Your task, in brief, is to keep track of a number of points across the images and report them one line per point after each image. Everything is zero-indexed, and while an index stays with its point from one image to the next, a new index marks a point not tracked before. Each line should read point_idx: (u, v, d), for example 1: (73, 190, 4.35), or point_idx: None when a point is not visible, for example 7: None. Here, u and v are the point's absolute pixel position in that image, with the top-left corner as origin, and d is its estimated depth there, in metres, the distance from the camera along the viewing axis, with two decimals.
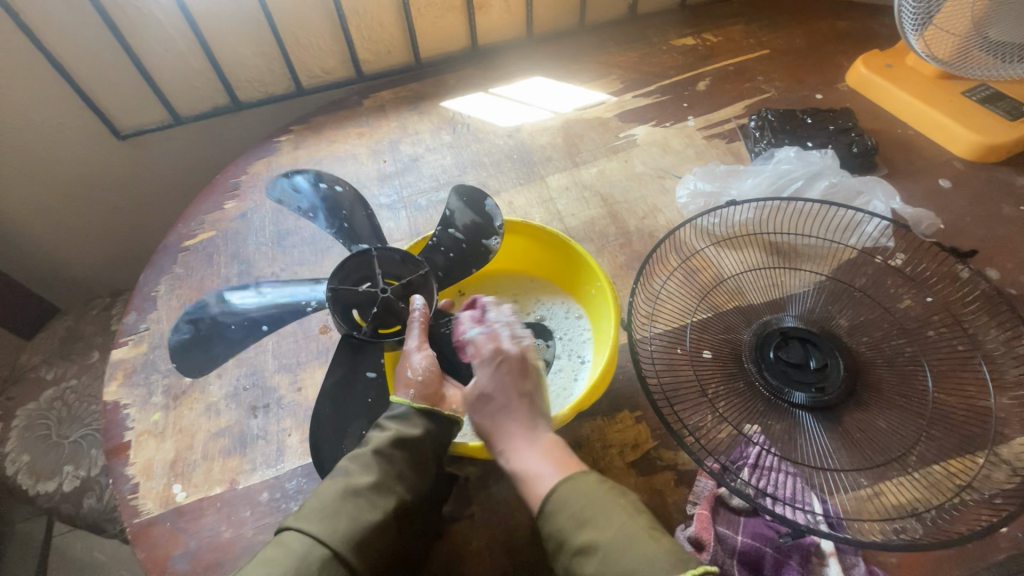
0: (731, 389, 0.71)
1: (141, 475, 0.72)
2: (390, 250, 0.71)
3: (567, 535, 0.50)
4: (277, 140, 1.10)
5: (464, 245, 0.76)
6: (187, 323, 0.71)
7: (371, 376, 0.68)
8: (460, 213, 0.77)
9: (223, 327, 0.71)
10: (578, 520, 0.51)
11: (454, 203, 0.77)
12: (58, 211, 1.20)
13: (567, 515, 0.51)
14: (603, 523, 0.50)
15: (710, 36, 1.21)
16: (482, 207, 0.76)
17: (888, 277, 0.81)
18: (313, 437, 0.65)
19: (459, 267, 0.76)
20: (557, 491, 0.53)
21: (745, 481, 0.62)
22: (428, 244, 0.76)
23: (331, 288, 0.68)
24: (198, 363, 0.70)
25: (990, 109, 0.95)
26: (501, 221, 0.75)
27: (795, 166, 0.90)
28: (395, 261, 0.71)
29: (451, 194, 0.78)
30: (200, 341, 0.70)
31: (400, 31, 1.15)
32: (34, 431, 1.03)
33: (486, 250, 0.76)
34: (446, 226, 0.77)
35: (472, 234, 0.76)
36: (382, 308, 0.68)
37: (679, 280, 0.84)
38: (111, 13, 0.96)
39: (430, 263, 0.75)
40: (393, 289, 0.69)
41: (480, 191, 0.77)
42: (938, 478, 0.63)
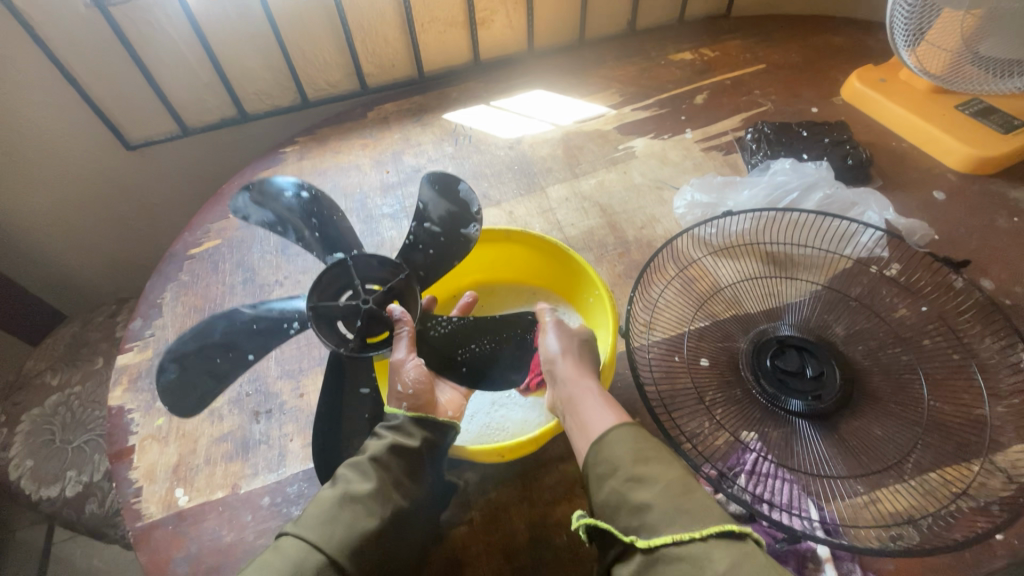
0: (729, 396, 0.71)
1: (144, 479, 0.72)
2: (365, 256, 0.73)
3: (620, 467, 0.52)
4: (283, 151, 1.13)
5: (442, 236, 0.77)
6: (171, 362, 0.71)
7: (365, 391, 0.69)
8: (434, 205, 0.78)
9: (210, 361, 0.72)
10: (637, 455, 0.53)
11: (427, 195, 0.78)
12: (67, 219, 1.22)
13: (626, 448, 0.53)
14: (661, 463, 0.52)
15: (707, 50, 1.24)
16: (456, 194, 0.77)
17: (883, 287, 0.82)
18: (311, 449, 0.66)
19: (438, 259, 0.77)
20: (622, 428, 0.55)
21: (743, 488, 0.63)
22: (407, 242, 0.78)
23: (313, 307, 0.70)
24: (190, 401, 0.71)
25: (983, 122, 0.96)
26: (477, 206, 0.76)
27: (790, 178, 0.91)
28: (374, 266, 0.74)
29: (422, 185, 0.78)
30: (189, 379, 0.71)
31: (405, 46, 1.18)
32: (38, 436, 1.04)
33: (465, 238, 0.76)
34: (422, 220, 0.78)
35: (449, 225, 0.77)
36: (364, 319, 0.70)
37: (677, 289, 0.85)
38: (123, 28, 0.98)
39: (410, 262, 0.77)
40: (375, 298, 0.71)
41: (451, 176, 0.78)
42: (934, 485, 0.64)
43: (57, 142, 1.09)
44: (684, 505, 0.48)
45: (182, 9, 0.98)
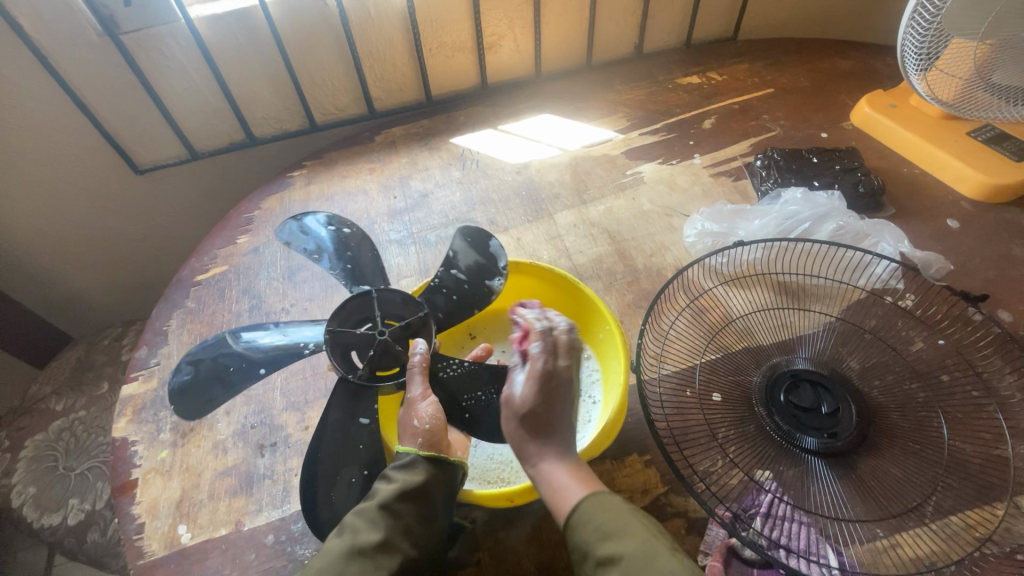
0: (741, 433, 0.70)
1: (147, 515, 0.71)
2: (392, 292, 0.72)
3: (589, 548, 0.51)
4: (290, 176, 1.13)
5: (466, 286, 0.76)
6: (188, 365, 0.71)
7: (364, 422, 0.67)
8: (464, 254, 0.77)
9: (222, 369, 0.71)
10: (602, 533, 0.51)
11: (457, 244, 0.78)
12: (75, 242, 1.22)
13: (590, 529, 0.51)
14: (625, 537, 0.50)
15: (715, 74, 1.24)
16: (487, 248, 0.77)
17: (898, 319, 0.81)
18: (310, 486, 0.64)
19: (460, 305, 0.75)
20: (586, 500, 0.52)
21: (758, 532, 0.61)
22: (432, 283, 0.75)
23: (330, 331, 0.69)
24: (199, 406, 0.69)
25: (996, 149, 0.95)
26: (504, 262, 0.76)
27: (802, 208, 0.90)
28: (397, 303, 0.72)
29: (456, 235, 0.78)
30: (202, 385, 0.70)
31: (413, 71, 1.18)
32: (41, 463, 1.03)
33: (489, 291, 0.76)
34: (450, 266, 0.76)
35: (474, 275, 0.76)
36: (379, 350, 0.68)
37: (687, 320, 0.84)
38: (135, 55, 0.99)
39: (431, 305, 0.74)
40: (393, 331, 0.70)
41: (484, 231, 0.78)
42: (956, 530, 0.62)
43: (66, 166, 1.10)
44: None
45: (192, 35, 0.99)
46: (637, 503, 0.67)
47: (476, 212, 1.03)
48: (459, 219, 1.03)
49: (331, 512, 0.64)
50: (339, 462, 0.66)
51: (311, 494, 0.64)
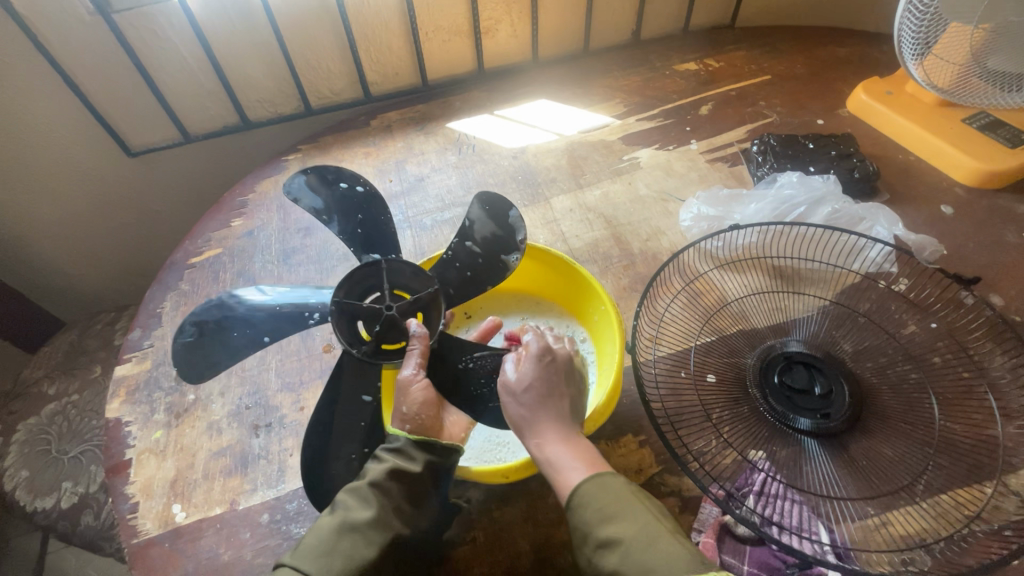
0: (736, 414, 0.70)
1: (141, 495, 0.71)
2: (400, 262, 0.71)
3: (589, 530, 0.52)
4: (285, 159, 1.12)
5: (481, 259, 0.75)
6: (191, 324, 0.70)
7: (367, 400, 0.67)
8: (480, 225, 0.75)
9: (226, 333, 0.71)
10: (602, 516, 0.52)
11: (475, 213, 0.75)
12: (67, 226, 1.21)
13: (592, 510, 0.53)
14: (625, 519, 0.51)
15: (712, 61, 1.24)
16: (505, 218, 0.74)
17: (892, 302, 0.81)
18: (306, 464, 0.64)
19: (473, 280, 0.75)
20: (585, 485, 0.54)
21: (751, 509, 0.62)
22: (445, 256, 0.75)
23: (336, 301, 0.68)
24: (201, 368, 0.70)
25: (990, 136, 0.96)
26: (523, 237, 0.73)
27: (798, 192, 0.90)
28: (406, 274, 0.71)
29: (474, 202, 0.75)
30: (209, 346, 0.70)
31: (409, 54, 1.17)
32: (34, 447, 1.02)
33: (505, 266, 0.74)
34: (465, 238, 0.75)
35: (491, 249, 0.74)
36: (384, 325, 0.68)
37: (682, 303, 0.84)
38: (127, 35, 0.98)
39: (442, 278, 0.75)
40: (399, 306, 0.69)
41: (503, 199, 0.74)
42: (945, 508, 0.63)
43: (58, 148, 1.09)
44: (649, 566, 0.48)
45: (185, 15, 0.97)
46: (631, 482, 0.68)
47: (472, 197, 1.03)
48: (455, 203, 1.02)
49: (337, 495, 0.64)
50: (340, 443, 0.66)
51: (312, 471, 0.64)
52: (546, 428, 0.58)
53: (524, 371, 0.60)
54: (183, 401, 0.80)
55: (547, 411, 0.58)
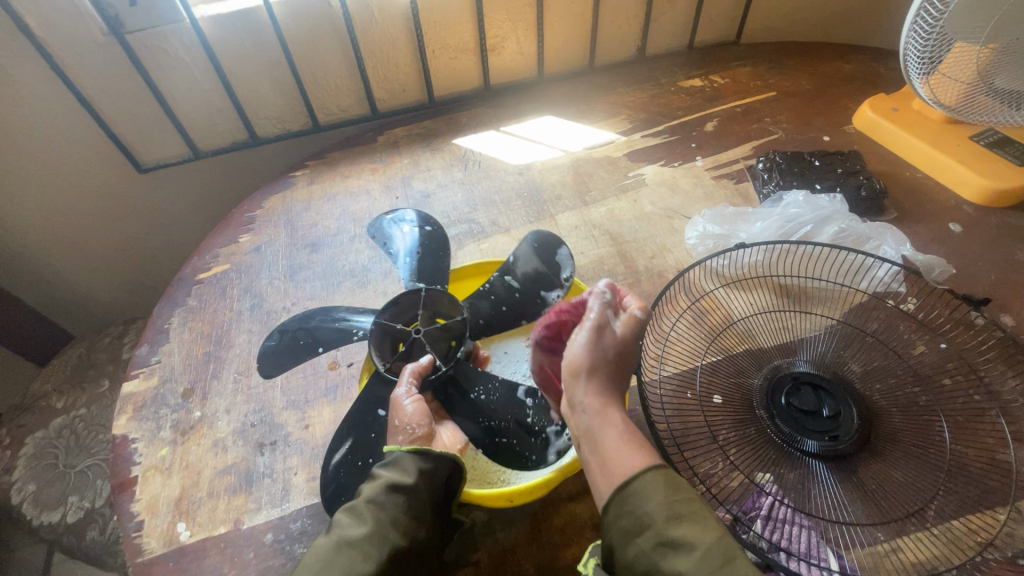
0: (742, 436, 0.69)
1: (146, 513, 0.71)
2: (439, 292, 0.74)
3: (654, 527, 0.49)
4: (293, 175, 1.13)
5: (518, 293, 0.76)
6: (275, 332, 0.76)
7: (381, 414, 0.69)
8: (524, 262, 0.77)
9: (296, 341, 0.75)
10: (670, 513, 0.49)
11: (522, 250, 0.78)
12: (78, 240, 1.23)
13: (661, 502, 0.50)
14: (696, 526, 0.48)
15: (717, 78, 1.24)
16: (554, 256, 0.77)
17: (900, 322, 0.81)
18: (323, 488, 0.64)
19: (506, 314, 0.76)
20: (651, 475, 0.51)
21: (759, 534, 0.61)
22: (480, 289, 0.77)
23: (376, 322, 0.72)
24: (274, 364, 0.74)
25: (999, 153, 0.95)
26: (568, 275, 0.76)
27: (803, 210, 0.90)
28: (443, 303, 0.74)
29: (522, 241, 0.79)
30: (283, 347, 0.75)
31: (415, 71, 1.18)
32: (42, 460, 1.03)
33: (544, 302, 0.76)
34: (505, 273, 0.77)
35: (531, 284, 0.77)
36: (414, 347, 0.71)
37: (689, 322, 0.84)
38: (138, 52, 0.99)
39: (474, 309, 0.76)
40: (429, 331, 0.71)
41: (555, 238, 0.78)
42: (958, 535, 0.62)
43: (71, 165, 1.11)
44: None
45: (196, 34, 0.99)
46: None
47: (477, 213, 1.03)
48: (461, 219, 1.03)
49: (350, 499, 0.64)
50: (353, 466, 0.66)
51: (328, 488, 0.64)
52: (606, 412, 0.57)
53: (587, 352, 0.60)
54: (189, 418, 0.80)
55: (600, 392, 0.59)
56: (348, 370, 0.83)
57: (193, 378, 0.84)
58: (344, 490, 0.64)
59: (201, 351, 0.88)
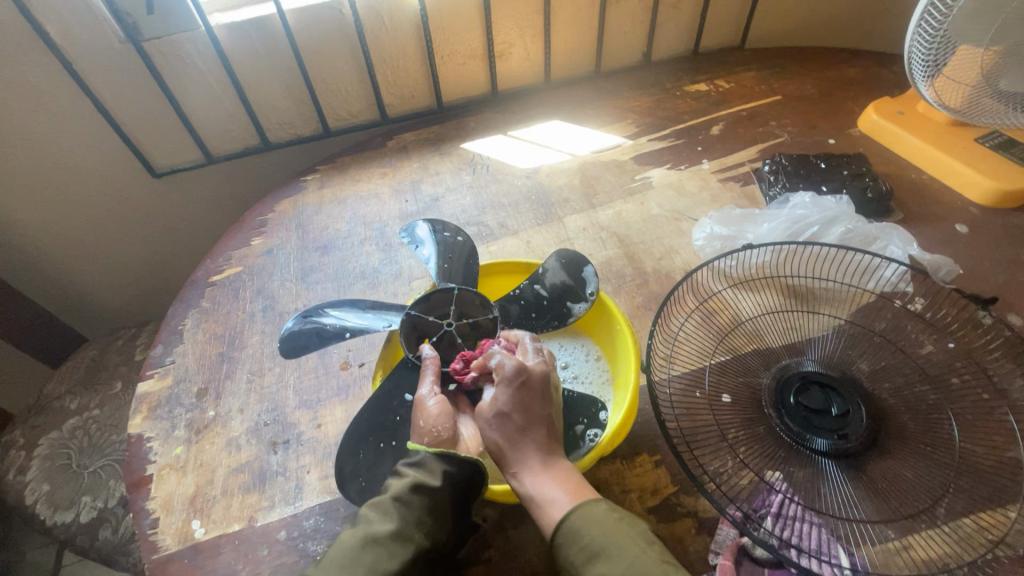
0: (752, 434, 0.70)
1: (161, 510, 0.72)
2: (472, 293, 0.75)
3: (577, 569, 0.53)
4: (304, 179, 1.15)
5: (546, 302, 0.78)
6: (301, 318, 0.75)
7: (408, 398, 0.70)
8: (552, 274, 0.78)
9: (322, 326, 0.74)
10: (590, 553, 0.52)
11: (551, 262, 0.79)
12: (92, 243, 1.25)
13: (576, 548, 0.53)
14: (614, 556, 0.51)
15: (722, 82, 1.25)
16: (580, 272, 0.77)
17: (907, 322, 0.81)
18: (337, 470, 0.65)
19: (532, 321, 0.78)
20: (571, 517, 0.54)
21: (769, 531, 0.61)
22: (511, 293, 0.80)
23: (408, 314, 0.74)
24: (297, 346, 0.73)
25: (1003, 155, 0.96)
26: (593, 290, 0.75)
27: (810, 212, 0.91)
28: (474, 304, 0.76)
29: (552, 254, 0.80)
30: (307, 332, 0.74)
31: (424, 77, 1.20)
32: (55, 461, 1.05)
33: (568, 313, 0.76)
34: (534, 282, 0.79)
35: (558, 296, 0.77)
36: (443, 343, 0.73)
37: (696, 322, 0.85)
38: (154, 60, 1.02)
39: (504, 311, 0.78)
40: (459, 327, 0.74)
41: (582, 256, 0.78)
42: (968, 532, 0.62)
43: (87, 168, 1.13)
44: None
45: (211, 42, 1.01)
46: (647, 502, 0.68)
47: (486, 216, 1.05)
48: (470, 222, 1.04)
49: (367, 480, 0.66)
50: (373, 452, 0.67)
51: (342, 466, 0.65)
52: (528, 458, 0.58)
53: (498, 397, 0.60)
54: (203, 417, 0.81)
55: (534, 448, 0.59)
56: (360, 370, 0.84)
57: (207, 378, 0.86)
58: (362, 472, 0.66)
59: (214, 352, 0.89)
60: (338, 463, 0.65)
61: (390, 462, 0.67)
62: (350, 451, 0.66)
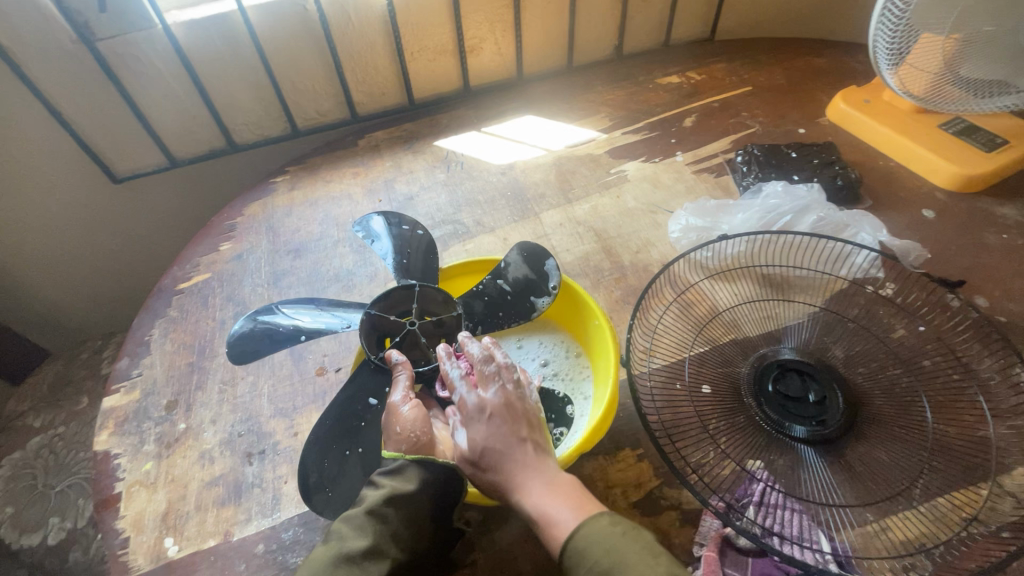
0: (732, 424, 0.70)
1: (132, 529, 0.69)
2: (434, 290, 0.74)
3: None
4: (273, 182, 1.12)
5: (509, 297, 0.77)
6: (253, 321, 0.74)
7: (374, 402, 0.69)
8: (514, 267, 0.77)
9: (274, 329, 0.74)
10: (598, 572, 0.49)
11: (512, 256, 0.78)
12: (49, 253, 1.19)
13: (586, 565, 0.50)
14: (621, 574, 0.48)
15: (694, 74, 1.26)
16: (542, 266, 0.76)
17: (880, 307, 0.83)
18: (302, 481, 0.63)
19: (498, 318, 0.77)
20: (574, 536, 0.51)
21: (752, 520, 0.62)
22: (474, 289, 0.78)
23: (370, 314, 0.72)
24: (247, 351, 0.73)
25: (967, 140, 0.98)
26: (556, 284, 0.75)
27: (782, 201, 0.92)
28: (437, 301, 0.74)
29: (511, 248, 0.79)
30: (258, 335, 0.74)
31: (395, 75, 1.18)
32: (19, 482, 1.01)
33: (532, 308, 0.76)
34: (496, 276, 0.78)
35: (521, 291, 0.77)
36: (405, 340, 0.72)
37: (675, 314, 0.85)
38: (108, 60, 0.97)
39: (468, 308, 0.77)
40: (422, 324, 0.72)
41: (542, 248, 0.77)
42: (943, 511, 0.63)
43: (41, 175, 1.08)
44: None
45: (169, 41, 0.97)
46: (631, 497, 0.68)
47: (462, 213, 1.03)
48: (445, 220, 1.03)
49: (333, 489, 0.64)
50: (338, 461, 0.65)
51: (308, 475, 0.64)
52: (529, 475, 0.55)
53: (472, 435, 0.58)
54: (173, 430, 0.78)
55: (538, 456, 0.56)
56: (336, 375, 0.82)
57: (176, 390, 0.83)
58: (327, 481, 0.64)
59: (184, 362, 0.86)
60: (302, 474, 0.63)
61: (358, 469, 0.65)
62: (314, 458, 0.65)
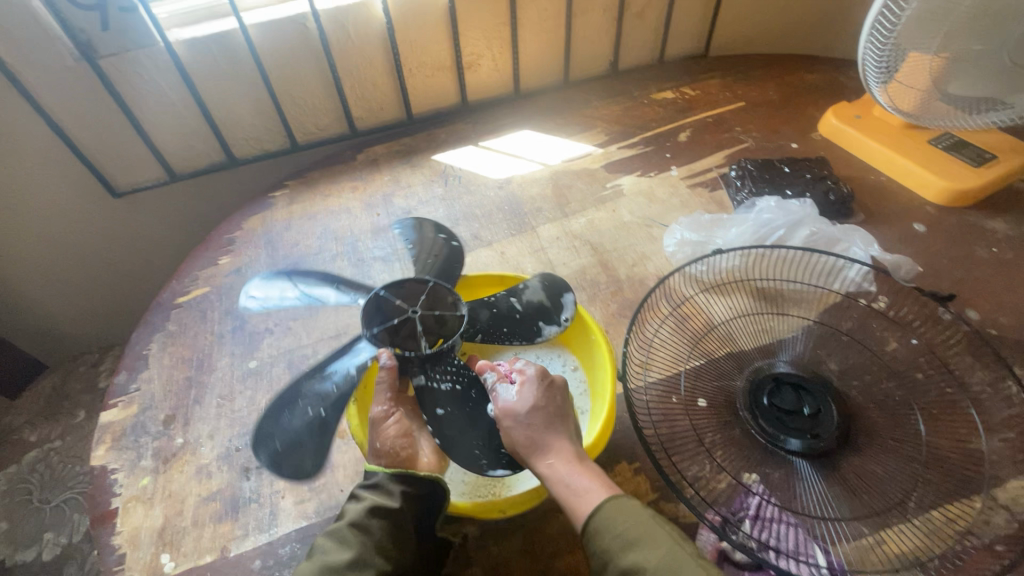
0: (728, 438, 0.71)
1: (128, 545, 0.69)
2: (446, 290, 0.75)
3: (611, 556, 0.54)
4: (272, 196, 1.13)
5: (518, 316, 0.78)
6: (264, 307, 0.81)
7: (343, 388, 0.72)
8: (531, 291, 0.79)
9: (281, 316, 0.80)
10: (624, 542, 0.54)
11: (532, 281, 0.79)
12: (47, 267, 1.20)
13: (614, 535, 0.54)
14: (648, 546, 0.53)
15: (688, 89, 1.28)
16: (560, 297, 0.78)
17: (872, 320, 0.84)
18: (257, 435, 0.70)
19: (501, 330, 0.77)
20: (604, 508, 0.56)
21: (748, 535, 0.62)
22: (486, 298, 0.79)
23: (376, 291, 0.75)
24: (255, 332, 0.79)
25: (956, 156, 1.00)
26: (568, 317, 0.76)
27: (775, 216, 0.93)
28: (444, 301, 0.75)
29: (535, 274, 0.80)
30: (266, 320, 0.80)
31: (393, 90, 1.19)
32: (15, 497, 1.06)
33: (538, 332, 0.77)
34: (511, 294, 0.79)
35: (531, 313, 0.78)
36: (403, 325, 0.73)
37: (671, 327, 0.86)
38: (110, 77, 0.98)
39: (474, 313, 0.78)
40: (423, 312, 0.73)
41: (564, 282, 0.79)
42: (938, 524, 0.63)
43: (41, 189, 1.08)
44: None
45: (170, 56, 0.99)
46: None
47: (459, 227, 1.04)
48: None
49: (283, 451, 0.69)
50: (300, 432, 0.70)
51: (264, 431, 0.70)
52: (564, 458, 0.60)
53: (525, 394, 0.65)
54: (170, 445, 0.78)
55: (561, 435, 0.62)
56: None
57: (174, 405, 0.83)
58: (278, 443, 0.69)
59: (182, 376, 0.86)
60: (260, 431, 0.70)
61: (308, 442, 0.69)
62: (274, 422, 0.71)
